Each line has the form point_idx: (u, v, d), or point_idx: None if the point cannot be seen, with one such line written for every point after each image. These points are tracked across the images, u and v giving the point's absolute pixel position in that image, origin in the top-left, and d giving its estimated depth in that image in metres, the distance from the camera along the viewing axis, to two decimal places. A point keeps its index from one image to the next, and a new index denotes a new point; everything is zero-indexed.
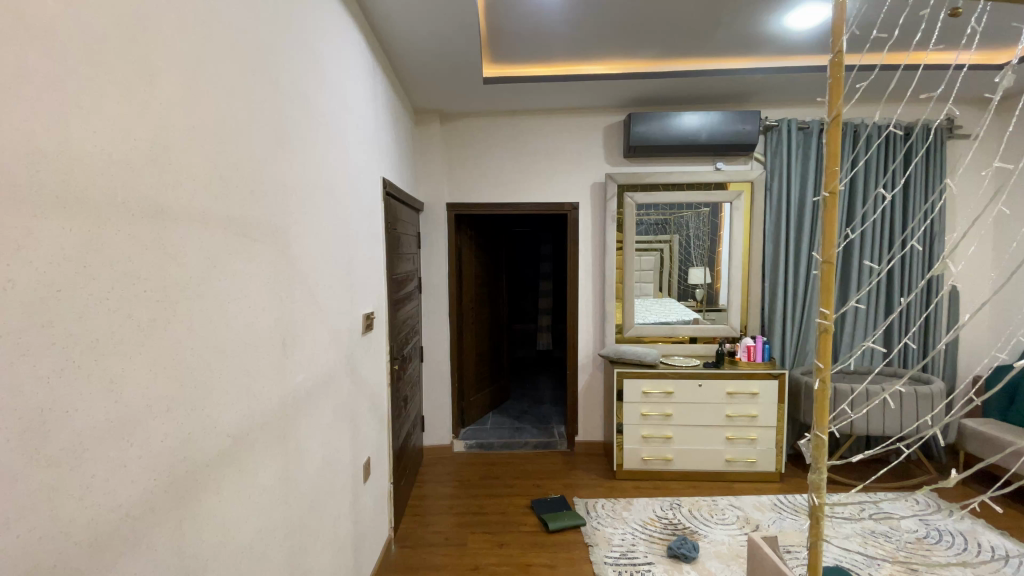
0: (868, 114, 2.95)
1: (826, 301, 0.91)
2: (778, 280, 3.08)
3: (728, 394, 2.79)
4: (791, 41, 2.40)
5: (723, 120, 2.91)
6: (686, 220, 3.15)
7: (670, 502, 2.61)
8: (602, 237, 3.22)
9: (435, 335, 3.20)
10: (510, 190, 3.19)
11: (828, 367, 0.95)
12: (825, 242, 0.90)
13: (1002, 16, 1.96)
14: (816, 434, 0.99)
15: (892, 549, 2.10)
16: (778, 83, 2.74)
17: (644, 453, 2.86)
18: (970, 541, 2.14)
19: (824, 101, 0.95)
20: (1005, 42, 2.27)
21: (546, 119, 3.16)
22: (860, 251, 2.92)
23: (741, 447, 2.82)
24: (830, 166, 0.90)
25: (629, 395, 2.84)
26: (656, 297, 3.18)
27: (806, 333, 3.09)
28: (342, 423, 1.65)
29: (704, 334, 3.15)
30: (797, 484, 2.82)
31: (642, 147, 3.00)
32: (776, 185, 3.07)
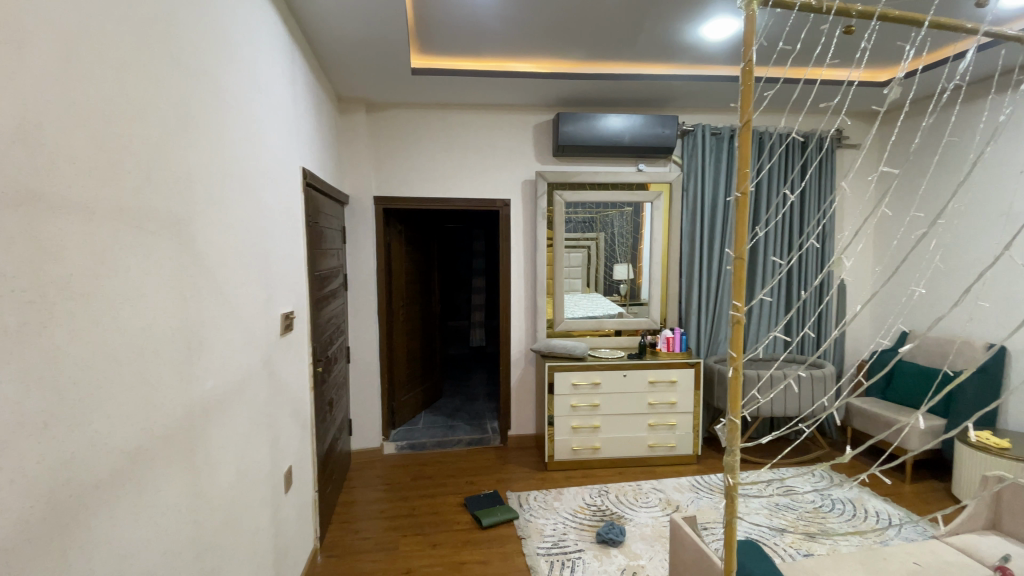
0: (773, 122, 3.22)
1: (738, 294, 0.97)
2: (694, 276, 3.29)
3: (651, 383, 2.94)
4: (705, 51, 2.55)
5: (645, 123, 3.05)
6: (611, 219, 3.25)
7: (599, 489, 2.71)
8: (532, 233, 3.24)
9: (363, 334, 3.07)
10: (441, 184, 3.13)
11: (740, 356, 1.01)
12: (737, 240, 0.96)
13: (886, 37, 2.21)
14: (731, 418, 1.05)
15: (793, 519, 2.33)
16: (694, 90, 2.91)
17: (574, 443, 2.93)
18: (858, 507, 2.42)
19: (737, 107, 1.01)
20: (886, 62, 2.57)
21: (476, 113, 3.12)
22: (765, 248, 3.19)
23: (662, 433, 2.98)
24: (742, 168, 0.96)
25: (560, 388, 2.88)
26: (584, 292, 3.26)
27: (719, 324, 3.33)
28: (261, 430, 1.53)
29: (628, 327, 3.29)
30: (712, 464, 3.03)
31: (570, 147, 3.06)
32: (693, 187, 3.26)
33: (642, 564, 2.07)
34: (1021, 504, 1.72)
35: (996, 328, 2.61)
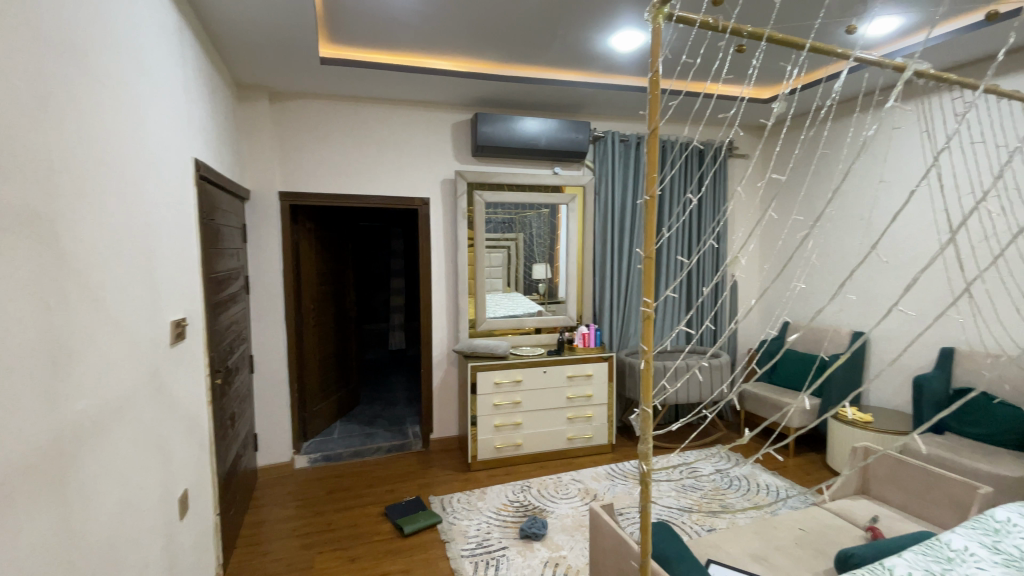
0: (676, 131, 3.46)
1: (649, 290, 1.03)
2: (607, 274, 3.44)
3: (569, 378, 3.03)
4: (615, 61, 2.67)
5: (560, 128, 3.14)
6: (529, 220, 3.31)
7: (521, 485, 2.74)
8: (453, 233, 3.20)
9: (269, 341, 2.84)
10: (355, 181, 2.98)
11: (651, 349, 1.05)
12: (647, 240, 1.02)
13: (771, 58, 2.46)
14: (644, 408, 1.10)
15: (698, 497, 2.52)
16: (605, 98, 3.04)
17: (496, 441, 2.94)
18: (751, 482, 2.69)
19: (645, 115, 1.07)
20: (770, 80, 2.87)
21: (391, 108, 3.01)
22: (670, 248, 3.43)
23: (580, 425, 3.09)
24: (649, 172, 1.02)
25: (482, 388, 2.87)
26: (505, 292, 3.28)
27: (630, 319, 3.52)
28: (149, 452, 1.36)
29: (547, 325, 3.37)
30: (626, 452, 3.20)
31: (489, 147, 3.06)
32: (605, 190, 3.41)
33: (563, 554, 2.13)
34: (884, 470, 1.99)
35: (858, 318, 3.02)
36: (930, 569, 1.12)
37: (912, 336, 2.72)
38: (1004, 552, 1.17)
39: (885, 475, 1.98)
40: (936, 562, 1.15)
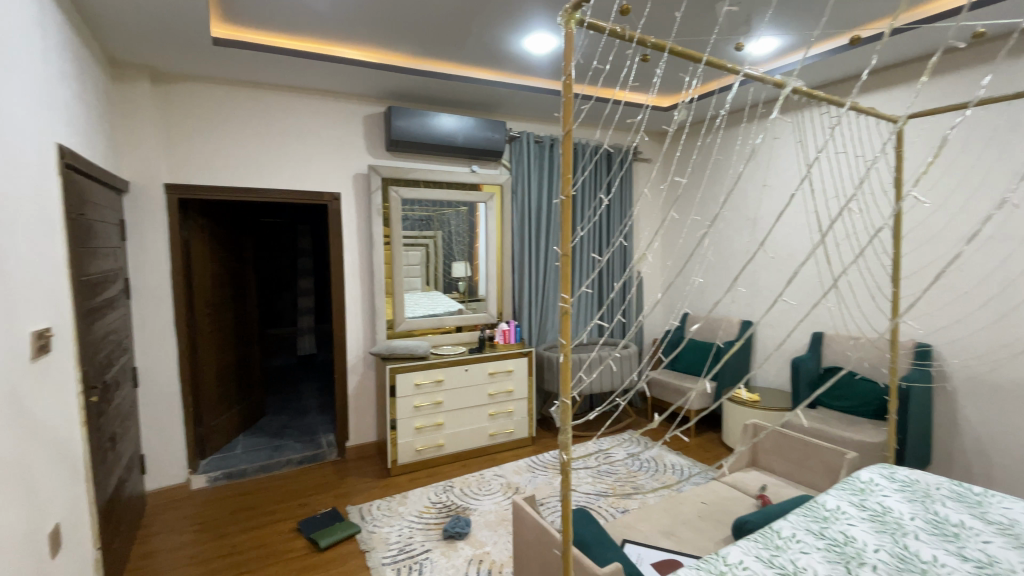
0: (588, 134, 3.61)
1: (566, 286, 1.06)
2: (525, 272, 3.51)
3: (490, 375, 3.05)
4: (529, 63, 2.72)
5: (476, 126, 3.14)
6: (447, 217, 3.27)
7: (444, 485, 2.71)
8: (367, 230, 3.07)
9: (157, 350, 2.55)
10: (256, 174, 2.76)
11: (569, 342, 1.09)
12: (563, 238, 1.05)
13: (671, 68, 2.65)
14: (564, 400, 1.13)
15: (613, 481, 2.66)
16: (520, 99, 3.09)
17: (418, 444, 2.87)
18: (659, 463, 2.89)
19: (559, 117, 1.10)
20: (670, 90, 3.08)
21: (297, 98, 2.83)
22: (585, 245, 3.57)
23: (502, 421, 3.12)
24: (564, 173, 1.05)
25: (402, 390, 2.79)
26: (424, 291, 3.22)
27: (548, 314, 3.62)
28: (7, 487, 1.15)
29: (468, 323, 3.35)
30: (545, 443, 3.29)
31: (405, 142, 2.98)
32: (522, 188, 3.47)
33: (487, 550, 2.14)
34: (770, 444, 2.23)
35: (747, 308, 3.37)
36: (811, 528, 1.28)
37: (791, 324, 3.08)
38: (868, 508, 1.37)
39: (772, 448, 2.22)
40: (815, 521, 1.31)
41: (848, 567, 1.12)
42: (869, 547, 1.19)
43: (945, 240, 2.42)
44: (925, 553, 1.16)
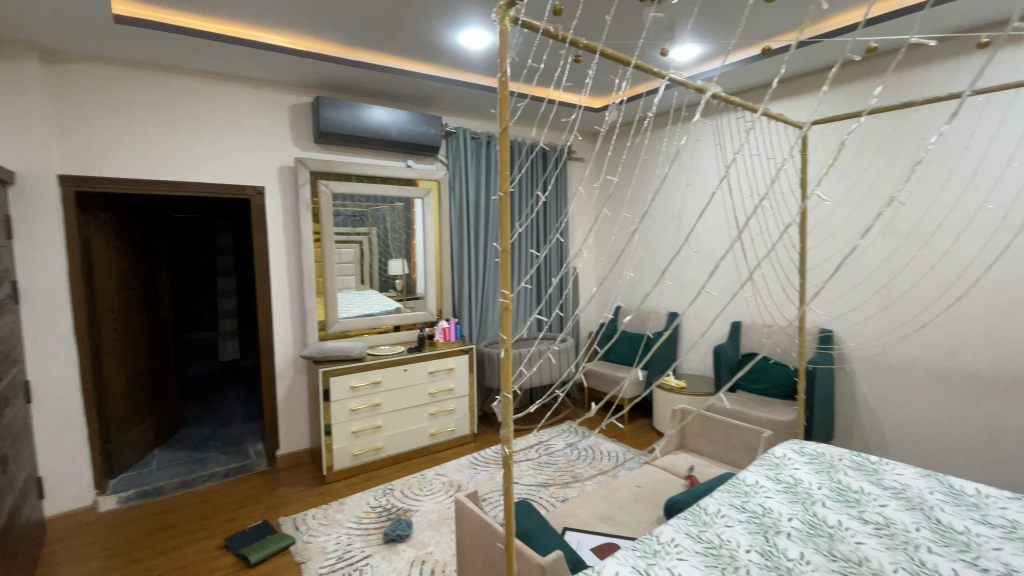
0: (523, 132, 3.65)
1: (506, 281, 1.08)
2: (464, 269, 3.50)
3: (430, 374, 3.01)
4: (464, 58, 2.71)
5: (410, 120, 3.07)
6: (381, 213, 3.19)
7: (384, 489, 2.65)
8: (296, 228, 2.93)
9: (53, 361, 2.28)
10: (168, 166, 2.54)
11: (510, 337, 1.11)
12: (502, 234, 1.06)
13: (602, 70, 2.74)
14: (505, 394, 1.15)
15: (553, 472, 2.73)
16: (455, 94, 3.07)
17: (355, 448, 2.79)
18: (596, 451, 3.00)
19: (495, 115, 1.11)
20: (602, 91, 3.19)
21: (215, 86, 2.64)
22: (523, 242, 3.62)
23: (443, 420, 3.10)
24: (502, 170, 1.06)
25: (337, 393, 2.69)
26: (358, 290, 3.12)
27: (488, 311, 3.64)
28: None
29: (406, 322, 3.29)
30: (487, 439, 3.31)
31: (335, 135, 2.86)
32: (459, 185, 3.45)
33: (429, 550, 2.12)
34: (697, 426, 2.38)
35: (674, 300, 3.57)
36: (734, 503, 1.40)
37: (713, 314, 3.31)
38: (783, 481, 1.51)
39: (698, 431, 2.38)
40: (737, 496, 1.43)
41: (766, 535, 1.23)
42: (784, 516, 1.31)
43: (842, 235, 2.70)
44: (831, 518, 1.30)
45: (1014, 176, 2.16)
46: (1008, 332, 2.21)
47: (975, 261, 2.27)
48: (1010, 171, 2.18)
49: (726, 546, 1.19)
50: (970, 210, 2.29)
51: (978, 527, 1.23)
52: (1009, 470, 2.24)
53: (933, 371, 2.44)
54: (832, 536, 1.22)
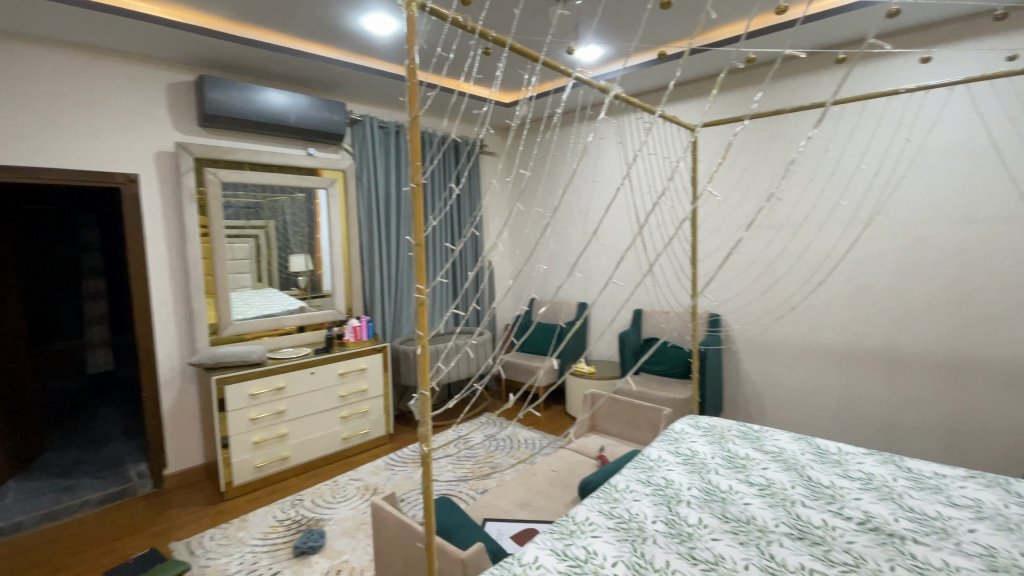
0: (433, 123, 3.58)
1: (421, 276, 1.04)
2: (374, 264, 3.35)
3: (341, 375, 2.86)
4: (368, 43, 2.59)
5: (310, 105, 2.87)
6: (280, 205, 2.95)
7: (292, 500, 2.48)
8: (179, 220, 2.61)
9: None
10: (7, 147, 2.14)
11: (426, 334, 1.07)
12: (416, 228, 1.02)
13: (512, 65, 2.76)
14: (421, 392, 1.12)
15: (471, 465, 2.73)
16: (359, 80, 2.92)
17: (257, 460, 2.57)
18: (514, 440, 3.05)
19: (405, 103, 1.07)
20: (511, 86, 3.23)
21: (68, 54, 2.26)
22: (437, 235, 3.55)
23: (355, 423, 2.96)
24: (413, 160, 1.02)
25: (234, 402, 2.46)
26: (255, 289, 2.87)
27: (401, 307, 3.53)
28: None
29: (311, 322, 3.09)
30: (403, 439, 3.23)
31: (223, 118, 2.58)
32: (367, 176, 3.29)
33: (345, 559, 2.02)
34: (606, 409, 2.52)
35: (584, 292, 3.73)
36: (641, 478, 1.49)
37: (619, 303, 3.51)
38: (682, 454, 1.64)
39: (607, 413, 2.51)
40: (644, 472, 1.53)
41: (669, 505, 1.33)
42: (684, 486, 1.43)
43: (728, 229, 2.99)
44: (723, 483, 1.44)
45: (861, 178, 2.53)
46: (858, 310, 2.59)
47: (833, 250, 2.63)
48: (859, 173, 2.54)
49: (635, 519, 1.27)
50: (829, 206, 2.64)
51: (839, 480, 1.43)
52: (860, 428, 2.64)
53: (800, 347, 2.80)
54: (725, 500, 1.35)
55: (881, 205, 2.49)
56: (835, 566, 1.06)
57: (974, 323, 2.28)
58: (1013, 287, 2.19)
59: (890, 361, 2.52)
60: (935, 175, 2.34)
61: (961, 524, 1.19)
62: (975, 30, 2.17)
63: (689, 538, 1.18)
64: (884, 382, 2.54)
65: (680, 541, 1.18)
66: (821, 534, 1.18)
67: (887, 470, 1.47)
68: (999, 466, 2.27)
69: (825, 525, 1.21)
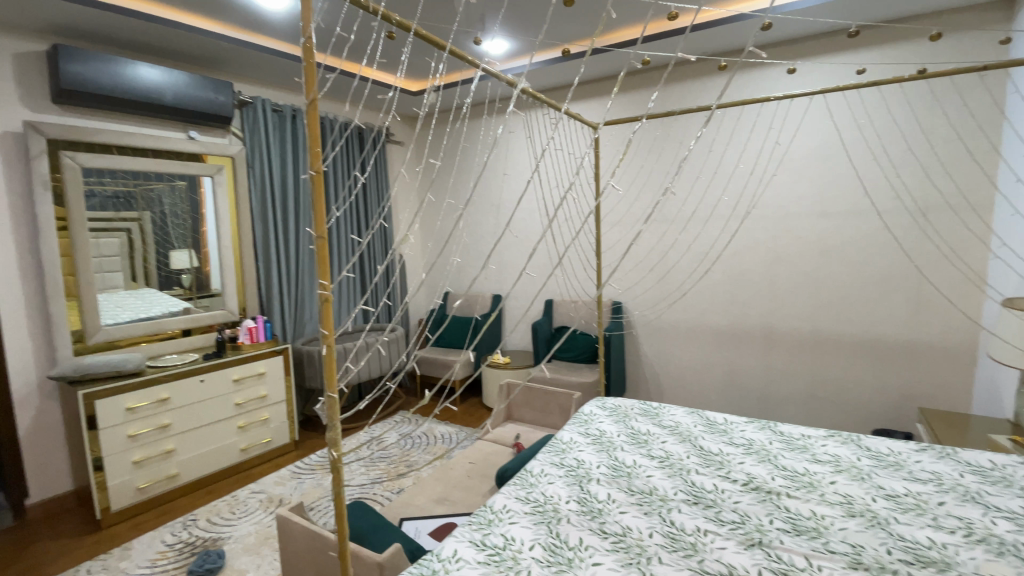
0: (335, 109, 3.38)
1: (324, 272, 0.98)
2: (271, 259, 3.09)
3: (236, 381, 2.62)
4: (259, 19, 2.37)
5: (192, 83, 2.55)
6: (156, 194, 2.61)
7: (184, 521, 2.23)
8: (27, 210, 2.21)
9: None
10: None
11: (332, 332, 1.01)
12: (317, 219, 0.96)
13: (418, 52, 2.69)
14: (330, 395, 1.05)
15: (386, 466, 2.65)
16: (248, 59, 2.67)
17: (140, 480, 2.27)
18: (430, 436, 3.01)
19: (301, 84, 0.99)
20: (418, 74, 3.15)
21: None
22: (342, 227, 3.37)
23: (255, 432, 2.73)
24: (313, 147, 0.95)
25: (107, 418, 2.15)
26: (129, 290, 2.52)
27: (305, 305, 3.29)
28: None
29: (199, 325, 2.79)
30: (310, 445, 3.04)
31: (83, 94, 2.22)
32: (260, 163, 3.02)
33: None
34: (521, 398, 2.57)
35: (497, 284, 3.76)
36: (554, 461, 1.54)
37: (531, 294, 3.59)
38: (592, 435, 1.72)
39: (522, 402, 2.56)
40: (557, 454, 1.59)
41: (581, 484, 1.39)
42: (594, 465, 1.50)
43: (630, 222, 3.17)
44: (629, 459, 1.53)
45: (740, 176, 2.81)
46: (740, 294, 2.89)
47: (719, 241, 2.91)
48: (739, 171, 2.82)
49: (550, 501, 1.31)
50: (714, 201, 2.91)
51: (726, 447, 1.59)
52: (743, 400, 2.95)
53: (693, 330, 3.06)
54: (631, 474, 1.44)
55: (756, 201, 2.79)
56: (725, 525, 1.18)
57: (829, 304, 2.65)
58: (858, 271, 2.57)
59: (768, 339, 2.84)
60: (800, 174, 2.66)
61: (824, 477, 1.38)
62: (832, 46, 2.49)
63: (599, 514, 1.25)
64: (762, 358, 2.87)
65: (592, 517, 1.24)
66: (713, 497, 1.30)
67: (765, 435, 1.65)
68: (850, 423, 2.67)
69: (716, 489, 1.34)
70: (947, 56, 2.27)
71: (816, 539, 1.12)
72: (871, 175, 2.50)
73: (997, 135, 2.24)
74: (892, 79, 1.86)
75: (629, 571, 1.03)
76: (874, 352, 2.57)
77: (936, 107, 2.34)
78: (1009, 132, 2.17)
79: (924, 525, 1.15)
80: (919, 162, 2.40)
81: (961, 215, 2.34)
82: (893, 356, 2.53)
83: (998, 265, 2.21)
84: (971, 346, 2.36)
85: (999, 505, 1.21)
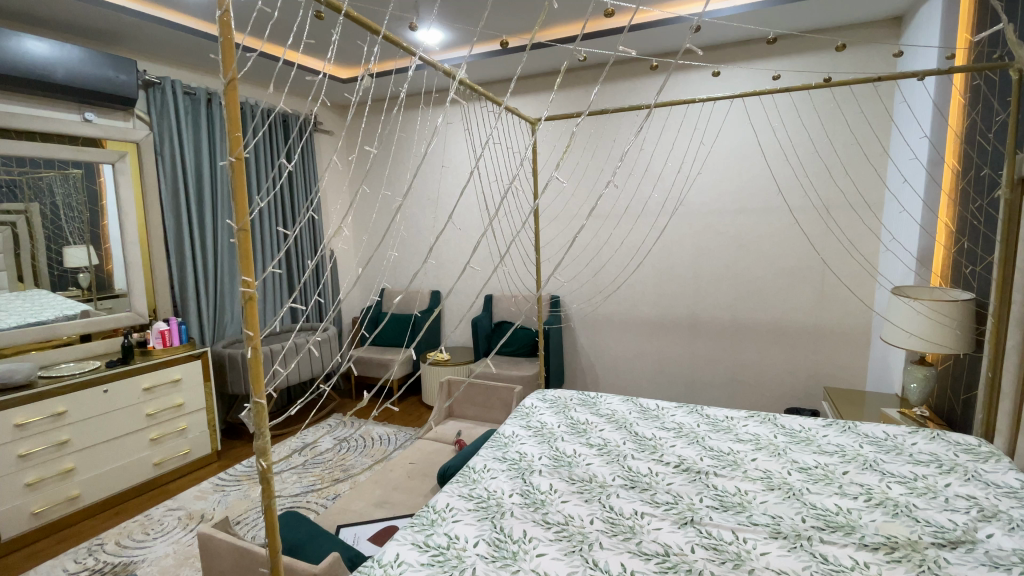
0: (256, 94, 3.15)
1: (247, 268, 0.89)
2: (186, 254, 2.82)
3: (146, 391, 2.38)
4: None
5: (88, 60, 2.25)
6: (46, 183, 2.31)
7: (89, 546, 2.01)
8: None
9: None
10: None
11: (257, 333, 0.93)
12: (238, 210, 0.87)
13: (349, 35, 2.56)
14: (257, 401, 0.97)
15: (320, 472, 2.53)
16: (154, 35, 2.41)
17: (34, 505, 2.02)
18: (367, 438, 2.91)
19: (218, 63, 0.89)
20: (350, 61, 3.02)
21: None
22: (266, 220, 3.15)
23: (171, 444, 2.50)
24: (232, 131, 0.87)
25: None
26: (15, 291, 2.23)
27: (225, 305, 3.05)
28: None
29: (101, 329, 2.50)
30: (235, 455, 2.83)
31: None
32: (169, 150, 2.74)
33: None
34: (461, 395, 2.54)
35: (435, 279, 3.70)
36: (497, 455, 1.53)
37: (470, 289, 3.57)
38: (533, 427, 1.73)
39: (463, 398, 2.53)
40: (499, 449, 1.58)
41: (523, 477, 1.39)
42: (536, 457, 1.51)
43: (566, 216, 3.23)
44: (569, 449, 1.56)
45: (669, 172, 2.94)
46: (670, 286, 3.02)
47: (650, 235, 3.03)
48: (668, 168, 2.95)
49: (493, 496, 1.30)
50: (645, 197, 3.02)
51: (660, 432, 1.65)
52: (673, 387, 3.11)
53: (627, 321, 3.18)
54: (571, 464, 1.46)
55: (684, 197, 2.93)
56: (660, 506, 1.23)
57: (749, 294, 2.84)
58: (774, 264, 2.77)
59: (695, 328, 3.00)
60: (723, 172, 2.83)
61: (747, 455, 1.47)
62: (750, 52, 2.66)
63: (542, 505, 1.25)
64: (690, 346, 3.03)
65: (535, 508, 1.24)
66: (647, 480, 1.35)
67: (693, 418, 1.74)
68: (767, 404, 2.89)
69: (650, 472, 1.39)
70: (848, 66, 2.50)
71: (741, 513, 1.19)
72: (784, 175, 2.70)
73: (887, 141, 2.50)
74: (802, 86, 1.98)
75: (572, 559, 1.04)
76: (787, 338, 2.80)
77: (838, 112, 2.56)
78: (897, 137, 2.42)
79: (832, 493, 1.26)
80: (824, 164, 2.63)
81: (859, 211, 2.59)
82: (802, 341, 2.76)
83: (888, 257, 2.47)
84: (866, 330, 2.63)
85: (893, 471, 1.35)
